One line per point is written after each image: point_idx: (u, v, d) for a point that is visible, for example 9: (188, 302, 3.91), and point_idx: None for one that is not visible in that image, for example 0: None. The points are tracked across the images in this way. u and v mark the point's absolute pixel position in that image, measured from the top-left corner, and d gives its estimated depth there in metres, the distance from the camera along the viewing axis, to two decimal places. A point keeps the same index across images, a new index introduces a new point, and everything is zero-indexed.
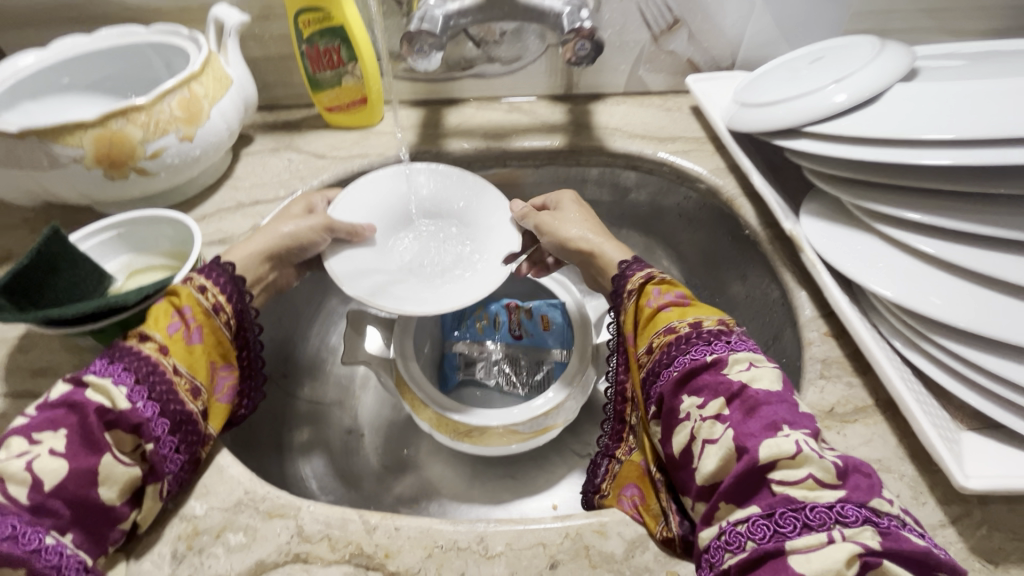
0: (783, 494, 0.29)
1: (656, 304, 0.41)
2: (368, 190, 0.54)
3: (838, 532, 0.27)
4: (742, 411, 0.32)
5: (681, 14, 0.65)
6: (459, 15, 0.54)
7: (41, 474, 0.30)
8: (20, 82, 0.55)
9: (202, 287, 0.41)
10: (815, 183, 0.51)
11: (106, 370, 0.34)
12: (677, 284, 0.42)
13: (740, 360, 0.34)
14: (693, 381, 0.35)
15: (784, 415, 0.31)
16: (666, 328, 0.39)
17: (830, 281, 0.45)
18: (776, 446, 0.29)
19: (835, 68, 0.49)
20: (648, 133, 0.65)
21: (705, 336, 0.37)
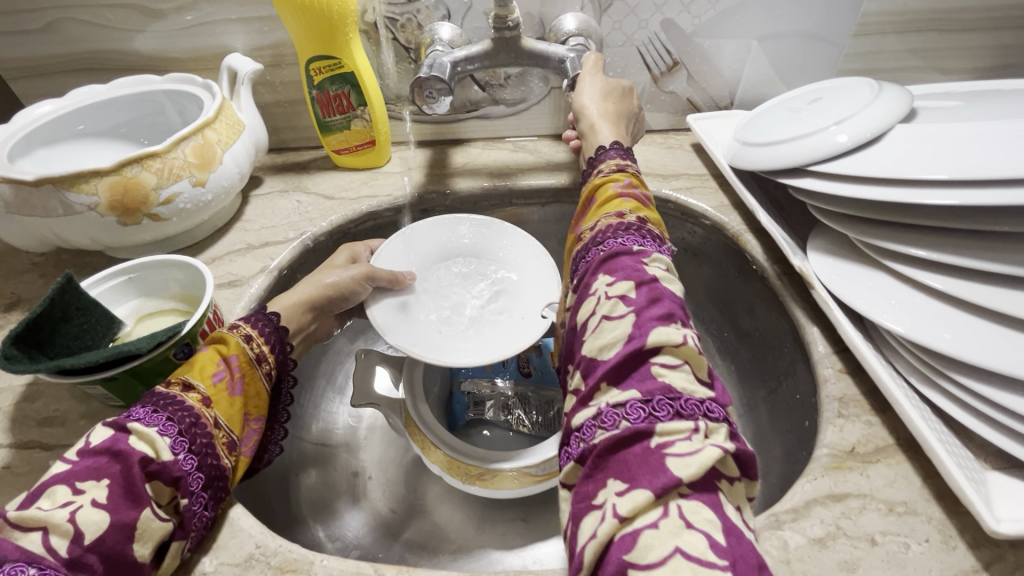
0: (664, 383, 0.33)
1: (618, 192, 0.48)
2: (410, 240, 0.55)
3: (703, 423, 0.31)
4: (646, 297, 0.36)
5: (680, 56, 0.67)
6: (466, 62, 0.56)
7: (82, 527, 0.29)
8: (38, 129, 0.56)
9: (249, 336, 0.41)
10: (821, 220, 0.51)
11: (150, 419, 0.34)
12: (640, 183, 0.50)
13: (659, 261, 0.40)
14: (616, 262, 0.40)
15: (682, 315, 0.36)
16: (615, 214, 0.46)
17: (842, 317, 0.45)
18: (666, 333, 0.34)
19: (835, 109, 0.50)
20: (651, 170, 0.67)
21: (640, 230, 0.43)
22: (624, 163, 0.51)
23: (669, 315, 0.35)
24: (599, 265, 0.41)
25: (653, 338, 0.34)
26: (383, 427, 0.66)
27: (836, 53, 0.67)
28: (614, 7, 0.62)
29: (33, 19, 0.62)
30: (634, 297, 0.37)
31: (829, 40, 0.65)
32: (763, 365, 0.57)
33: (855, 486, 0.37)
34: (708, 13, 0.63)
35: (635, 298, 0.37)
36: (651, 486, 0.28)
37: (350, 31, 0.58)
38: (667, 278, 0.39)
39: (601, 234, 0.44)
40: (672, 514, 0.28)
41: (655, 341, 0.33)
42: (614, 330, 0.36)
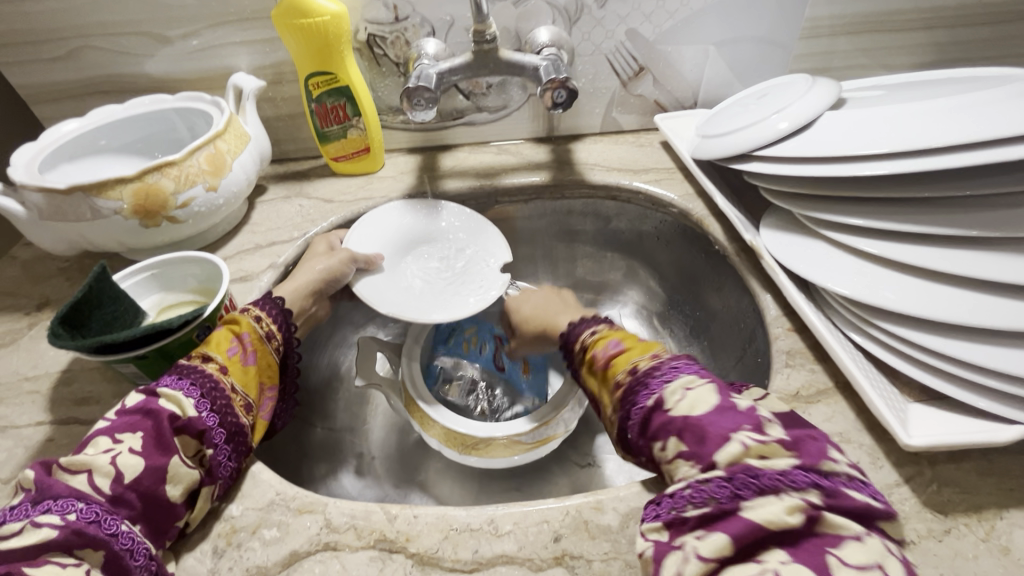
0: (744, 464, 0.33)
1: (603, 362, 0.45)
2: (373, 222, 0.61)
3: (788, 495, 0.31)
4: (694, 441, 0.35)
5: (646, 63, 0.73)
6: (450, 73, 0.63)
7: (122, 468, 0.34)
8: (64, 146, 0.62)
9: (258, 316, 0.47)
10: (773, 200, 0.58)
11: (175, 384, 0.39)
12: (609, 335, 0.48)
13: (675, 391, 0.38)
14: (653, 427, 0.38)
15: (729, 426, 0.34)
16: (616, 384, 0.43)
17: (787, 281, 0.51)
18: (726, 449, 0.33)
19: (777, 101, 0.57)
20: (623, 166, 0.73)
21: (643, 378, 0.41)
22: (591, 332, 0.49)
23: (722, 429, 0.34)
24: (641, 440, 0.38)
25: (725, 463, 0.33)
26: (385, 410, 0.71)
27: (786, 55, 0.74)
28: (582, 20, 0.68)
29: (55, 48, 0.68)
30: (687, 449, 0.35)
31: (779, 43, 0.72)
32: (730, 339, 0.63)
33: None
34: (668, 23, 0.70)
35: (687, 447, 0.35)
36: (732, 533, 0.30)
37: (345, 48, 0.64)
38: (697, 404, 0.36)
39: (623, 400, 0.41)
40: (766, 572, 0.29)
41: (725, 461, 0.33)
42: (688, 471, 0.35)
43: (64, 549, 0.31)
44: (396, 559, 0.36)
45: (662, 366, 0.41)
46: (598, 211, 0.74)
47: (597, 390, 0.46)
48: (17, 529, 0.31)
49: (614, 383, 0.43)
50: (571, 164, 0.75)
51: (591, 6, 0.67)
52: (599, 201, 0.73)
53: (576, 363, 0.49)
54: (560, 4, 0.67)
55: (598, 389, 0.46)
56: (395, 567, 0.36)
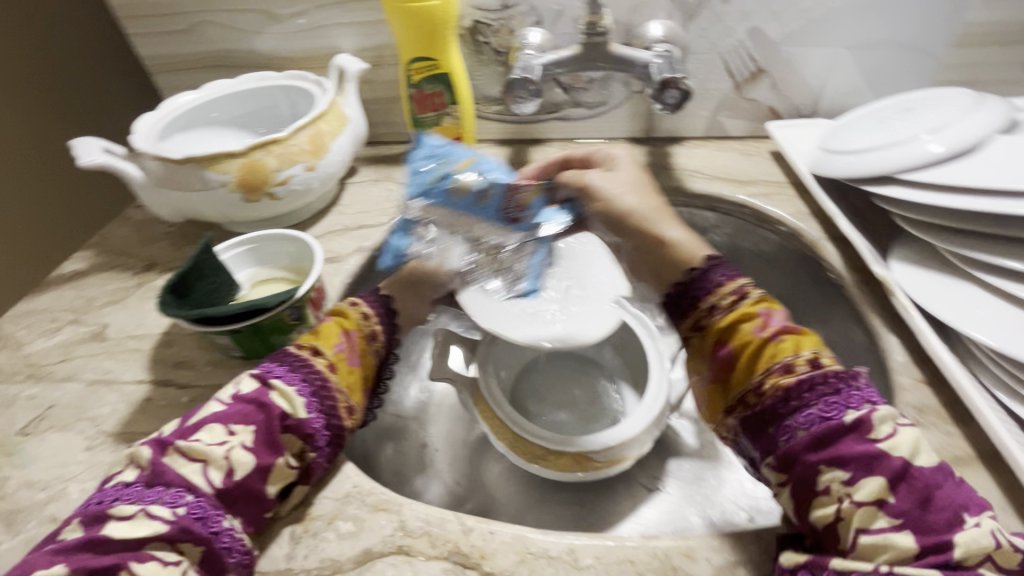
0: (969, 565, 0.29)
1: (766, 334, 0.40)
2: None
3: None
4: (914, 500, 0.31)
5: (765, 65, 0.67)
6: (555, 66, 0.61)
7: (234, 463, 0.35)
8: (180, 115, 0.65)
9: (366, 314, 0.48)
10: (906, 229, 0.51)
11: (289, 379, 0.40)
12: (776, 306, 0.43)
13: (886, 421, 0.34)
14: (842, 450, 0.34)
15: (959, 502, 0.31)
16: (783, 368, 0.38)
17: (924, 326, 0.44)
18: (959, 533, 0.30)
19: (928, 120, 0.50)
20: (728, 176, 0.67)
21: (832, 383, 0.36)
22: (745, 287, 0.44)
23: (950, 504, 0.31)
24: (812, 453, 0.34)
25: (953, 546, 0.30)
26: (452, 404, 0.70)
27: (931, 63, 0.65)
28: (701, 15, 0.63)
29: (178, 21, 0.71)
30: (891, 500, 0.32)
31: (925, 50, 0.64)
32: None
33: None
34: (798, 22, 0.63)
35: (895, 501, 0.32)
36: None
37: (448, 34, 0.63)
38: (919, 452, 0.33)
39: (790, 393, 0.37)
40: None
41: (959, 547, 0.30)
42: (887, 526, 0.31)
43: (168, 543, 0.32)
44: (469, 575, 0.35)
45: (856, 375, 0.37)
46: (692, 221, 0.69)
47: (735, 352, 0.41)
48: (131, 513, 0.33)
49: (776, 363, 0.39)
50: (668, 169, 0.70)
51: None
52: (696, 210, 0.68)
53: (699, 317, 0.45)
54: None
55: (733, 350, 0.42)
56: None
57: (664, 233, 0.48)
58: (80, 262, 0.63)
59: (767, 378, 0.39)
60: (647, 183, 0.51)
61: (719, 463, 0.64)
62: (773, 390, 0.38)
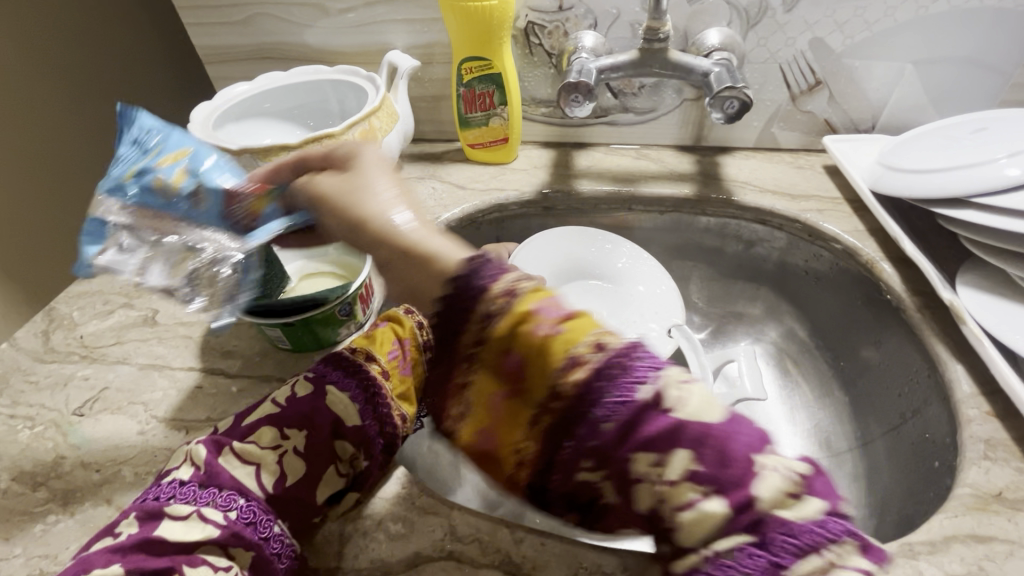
0: (772, 516, 0.23)
1: (547, 332, 0.27)
2: (542, 247, 0.65)
3: (831, 555, 0.23)
4: (714, 462, 0.24)
5: (825, 77, 0.65)
6: (611, 70, 0.60)
7: (286, 469, 0.36)
8: (234, 105, 0.66)
9: (421, 323, 0.47)
10: (975, 253, 0.49)
11: (343, 384, 0.41)
12: (546, 291, 0.29)
13: (673, 384, 0.25)
14: (640, 434, 0.25)
15: (742, 445, 0.24)
16: (569, 364, 0.27)
17: (995, 355, 0.43)
18: (762, 483, 0.24)
19: (1006, 142, 0.48)
20: (779, 189, 0.66)
21: (624, 359, 0.26)
22: (518, 280, 0.29)
23: (746, 450, 0.24)
24: (609, 448, 0.26)
25: (762, 507, 0.23)
26: None
27: (1001, 82, 0.63)
28: (762, 23, 0.62)
29: (234, 12, 0.72)
30: (705, 472, 0.24)
31: (996, 68, 0.62)
32: (886, 401, 0.55)
33: (1002, 531, 0.35)
34: (863, 34, 0.62)
35: (703, 471, 0.24)
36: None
37: (504, 35, 0.63)
38: (713, 404, 0.25)
39: (586, 388, 0.26)
40: None
41: (764, 500, 0.23)
42: (705, 501, 0.24)
43: (220, 548, 0.32)
44: None
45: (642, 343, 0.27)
46: (740, 234, 0.68)
47: (524, 360, 0.28)
48: (186, 513, 0.33)
49: (565, 358, 0.27)
50: (718, 179, 0.68)
51: (777, 9, 0.61)
52: (744, 223, 0.67)
53: (466, 331, 0.29)
54: (741, 4, 0.61)
55: (524, 360, 0.28)
56: None
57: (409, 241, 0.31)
58: None
59: (561, 381, 0.27)
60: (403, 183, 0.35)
61: None
62: (571, 392, 0.26)
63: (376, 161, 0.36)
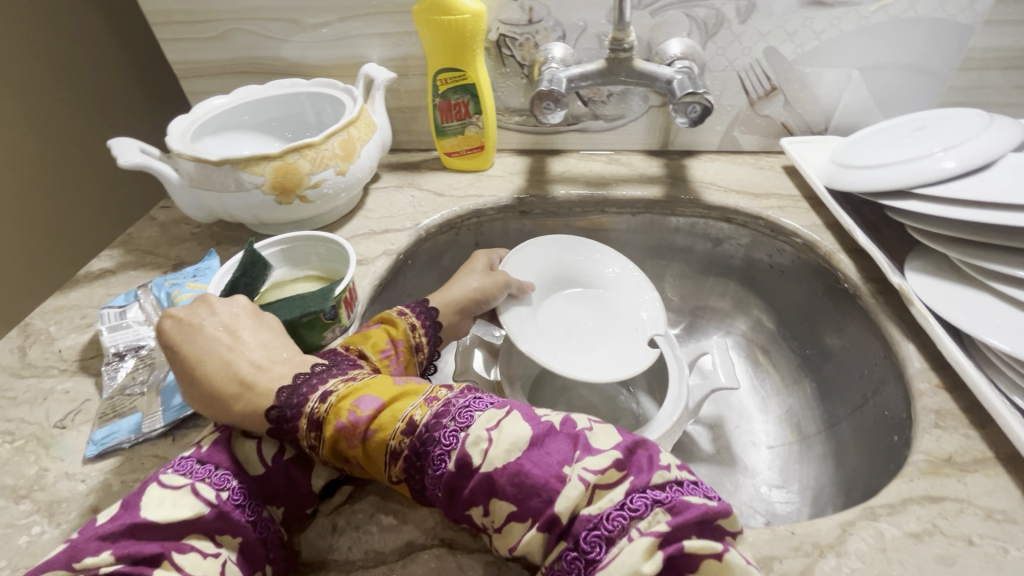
0: (582, 519, 0.31)
1: (359, 436, 0.36)
2: (533, 254, 0.67)
3: (635, 530, 0.30)
4: (520, 498, 0.32)
5: (779, 83, 0.70)
6: (579, 79, 0.63)
7: (283, 447, 0.39)
8: (213, 118, 0.66)
9: (413, 326, 0.49)
10: (921, 242, 0.53)
11: None
12: (356, 394, 0.38)
13: (476, 441, 0.34)
14: (464, 493, 0.33)
15: (544, 470, 0.32)
16: (391, 455, 0.36)
17: (942, 333, 0.46)
18: (563, 496, 0.31)
19: (941, 138, 0.52)
20: (742, 189, 0.70)
21: (426, 435, 0.35)
22: (320, 401, 0.38)
23: (546, 471, 0.32)
24: (451, 507, 0.34)
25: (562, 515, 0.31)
26: None
27: (937, 85, 0.68)
28: (719, 34, 0.66)
29: (209, 28, 0.73)
30: (517, 510, 0.32)
31: (932, 72, 0.67)
32: (851, 384, 0.58)
33: (953, 492, 0.38)
34: (812, 43, 0.66)
35: (515, 509, 0.32)
36: None
37: (477, 47, 0.65)
38: (514, 446, 0.33)
39: (411, 467, 0.35)
40: None
41: (563, 513, 0.31)
42: (526, 532, 0.32)
43: (206, 534, 0.33)
44: (511, 567, 0.36)
45: (445, 411, 0.36)
46: (708, 232, 0.71)
47: (362, 464, 0.37)
48: (179, 484, 0.34)
49: (385, 455, 0.36)
50: (685, 181, 0.72)
51: (732, 20, 0.65)
52: (711, 222, 0.70)
53: (308, 451, 0.38)
54: (699, 17, 0.65)
55: (359, 465, 0.37)
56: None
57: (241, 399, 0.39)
58: (108, 261, 0.64)
59: (393, 470, 0.36)
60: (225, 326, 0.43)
61: (736, 469, 0.62)
62: (401, 476, 0.36)
63: (184, 331, 0.42)
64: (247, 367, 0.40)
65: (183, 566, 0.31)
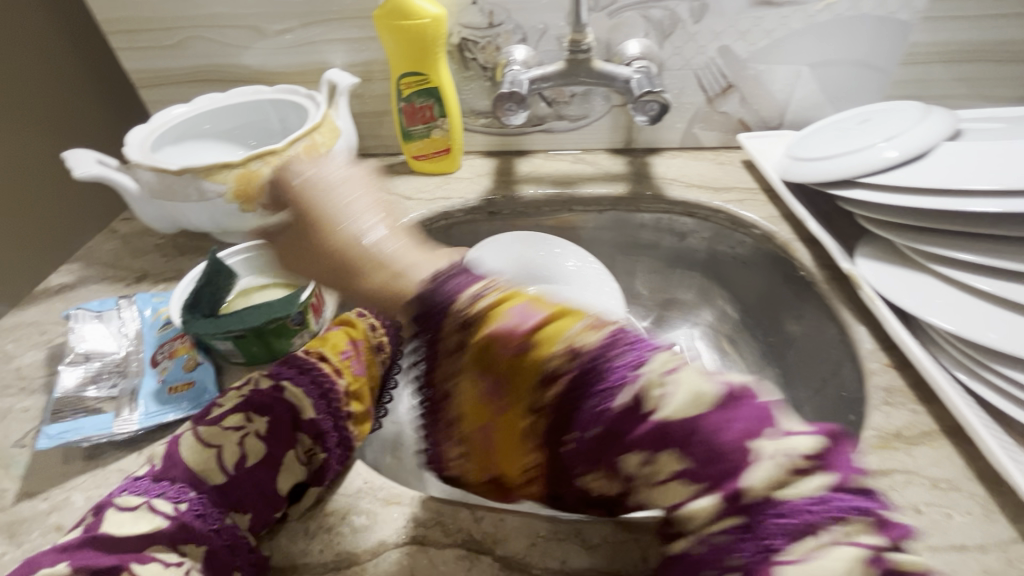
0: (767, 502, 0.24)
1: (512, 350, 0.30)
2: (492, 250, 0.67)
3: (829, 534, 0.23)
4: (700, 459, 0.26)
5: (735, 80, 0.72)
6: (541, 80, 0.64)
7: (247, 451, 0.37)
8: (173, 128, 0.65)
9: (372, 327, 0.53)
10: (870, 229, 0.55)
11: (298, 380, 0.42)
12: (509, 296, 0.31)
13: (656, 384, 0.27)
14: (627, 437, 0.28)
15: (734, 435, 0.25)
16: (546, 377, 0.29)
17: (888, 314, 0.49)
18: (757, 472, 0.24)
19: (884, 129, 0.55)
20: (703, 184, 0.72)
21: (597, 367, 0.28)
22: (476, 291, 0.31)
23: (737, 438, 0.25)
24: (603, 449, 0.29)
25: (749, 491, 0.24)
26: None
27: (883, 79, 0.71)
28: (675, 34, 0.68)
29: (167, 36, 0.72)
30: (691, 468, 0.26)
31: (877, 67, 0.70)
32: (813, 367, 0.59)
33: (901, 464, 0.40)
34: (763, 41, 0.68)
35: (690, 467, 0.26)
36: None
37: (439, 51, 0.66)
38: (700, 401, 0.26)
39: (567, 397, 0.29)
40: None
41: (755, 489, 0.24)
42: (693, 498, 0.26)
43: (169, 544, 0.32)
44: (483, 560, 0.36)
45: (618, 343, 0.29)
46: (672, 227, 0.73)
47: (504, 381, 0.31)
48: (135, 505, 0.34)
49: (539, 377, 0.30)
50: (649, 178, 0.74)
51: (687, 21, 0.67)
52: (675, 217, 0.72)
53: (440, 346, 0.32)
54: (654, 17, 0.66)
55: (496, 382, 0.32)
56: (482, 568, 0.36)
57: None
58: (68, 275, 0.63)
59: (540, 397, 0.30)
60: None
61: None
62: (552, 404, 0.30)
63: None
64: None
65: (143, 574, 0.30)
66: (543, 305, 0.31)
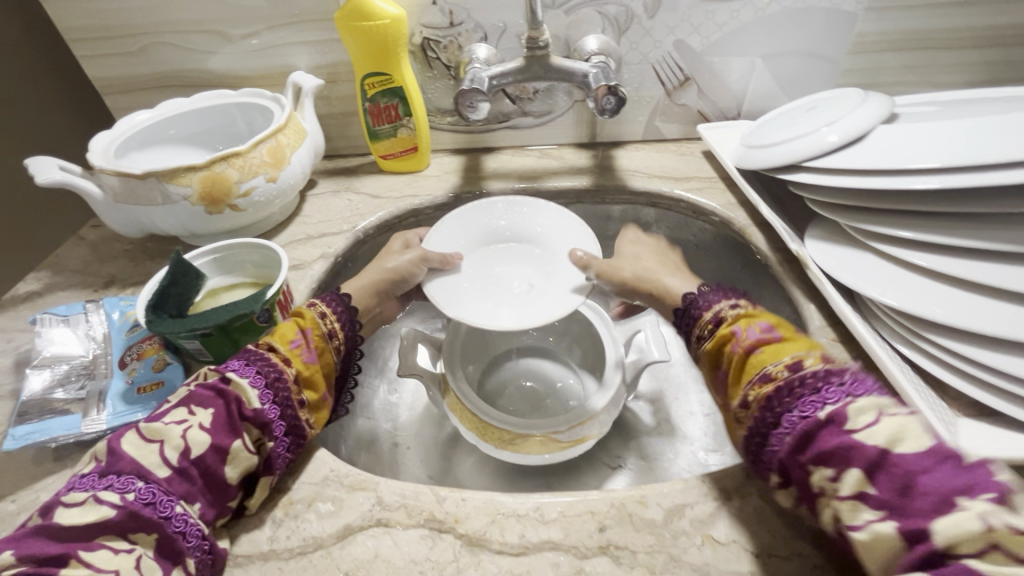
0: (962, 564, 0.27)
1: (744, 348, 0.43)
2: (456, 224, 0.61)
3: None
4: (890, 489, 0.31)
5: (692, 73, 0.74)
6: (500, 77, 0.65)
7: (189, 443, 0.36)
8: (137, 133, 0.66)
9: (322, 313, 0.49)
10: (818, 211, 0.58)
11: (243, 371, 0.41)
12: (760, 319, 0.44)
13: (864, 413, 0.34)
14: (819, 444, 0.34)
15: (943, 486, 0.29)
16: (760, 377, 0.40)
17: (833, 291, 0.51)
18: (952, 520, 0.28)
19: (828, 114, 0.57)
20: (665, 174, 0.74)
21: (811, 383, 0.37)
22: (722, 308, 0.47)
23: (939, 488, 0.29)
24: (797, 451, 0.36)
25: (931, 531, 0.29)
26: (422, 403, 0.73)
27: (832, 68, 0.74)
28: (631, 30, 0.70)
29: (129, 43, 0.72)
30: (875, 496, 0.31)
31: (826, 57, 0.73)
32: None
33: None
34: (717, 35, 0.71)
35: (876, 493, 0.31)
36: None
37: (401, 51, 0.67)
38: (900, 443, 0.32)
39: (775, 397, 0.38)
40: None
41: (942, 532, 0.28)
42: (875, 522, 0.31)
43: (120, 533, 0.33)
44: (445, 538, 0.38)
45: (841, 373, 0.37)
46: (637, 217, 0.75)
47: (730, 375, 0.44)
48: (81, 499, 0.33)
49: (757, 374, 0.41)
50: (612, 171, 0.75)
51: (642, 16, 0.69)
52: (639, 207, 0.74)
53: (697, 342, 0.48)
54: (611, 14, 0.68)
55: (728, 372, 0.44)
56: (444, 546, 0.37)
57: (666, 288, 0.53)
58: (35, 282, 0.63)
59: (755, 392, 0.40)
60: (653, 252, 0.58)
61: (675, 438, 0.65)
62: (759, 399, 0.39)
63: (634, 245, 0.58)
64: (671, 272, 0.55)
65: (93, 562, 0.31)
66: (790, 337, 0.42)
